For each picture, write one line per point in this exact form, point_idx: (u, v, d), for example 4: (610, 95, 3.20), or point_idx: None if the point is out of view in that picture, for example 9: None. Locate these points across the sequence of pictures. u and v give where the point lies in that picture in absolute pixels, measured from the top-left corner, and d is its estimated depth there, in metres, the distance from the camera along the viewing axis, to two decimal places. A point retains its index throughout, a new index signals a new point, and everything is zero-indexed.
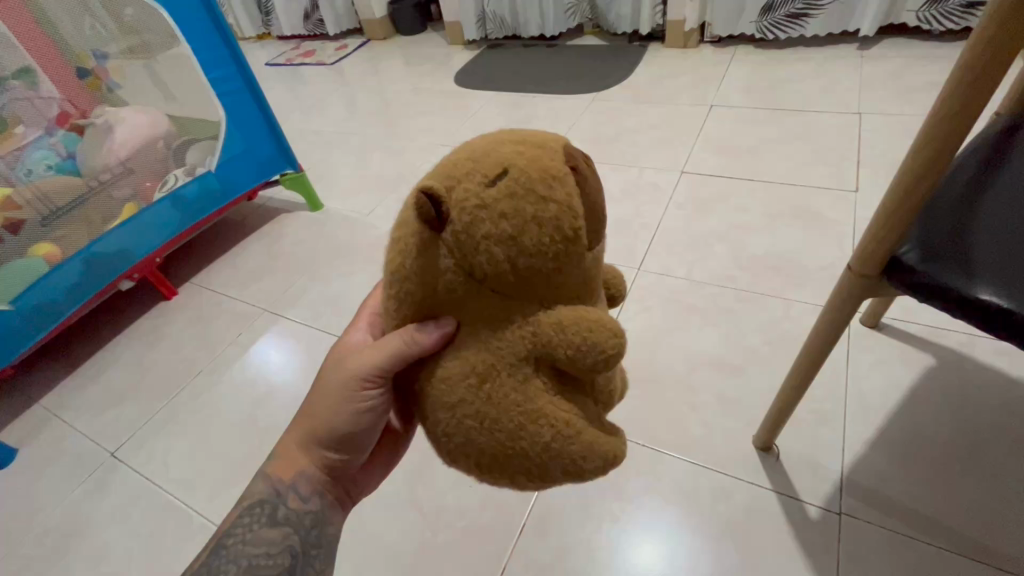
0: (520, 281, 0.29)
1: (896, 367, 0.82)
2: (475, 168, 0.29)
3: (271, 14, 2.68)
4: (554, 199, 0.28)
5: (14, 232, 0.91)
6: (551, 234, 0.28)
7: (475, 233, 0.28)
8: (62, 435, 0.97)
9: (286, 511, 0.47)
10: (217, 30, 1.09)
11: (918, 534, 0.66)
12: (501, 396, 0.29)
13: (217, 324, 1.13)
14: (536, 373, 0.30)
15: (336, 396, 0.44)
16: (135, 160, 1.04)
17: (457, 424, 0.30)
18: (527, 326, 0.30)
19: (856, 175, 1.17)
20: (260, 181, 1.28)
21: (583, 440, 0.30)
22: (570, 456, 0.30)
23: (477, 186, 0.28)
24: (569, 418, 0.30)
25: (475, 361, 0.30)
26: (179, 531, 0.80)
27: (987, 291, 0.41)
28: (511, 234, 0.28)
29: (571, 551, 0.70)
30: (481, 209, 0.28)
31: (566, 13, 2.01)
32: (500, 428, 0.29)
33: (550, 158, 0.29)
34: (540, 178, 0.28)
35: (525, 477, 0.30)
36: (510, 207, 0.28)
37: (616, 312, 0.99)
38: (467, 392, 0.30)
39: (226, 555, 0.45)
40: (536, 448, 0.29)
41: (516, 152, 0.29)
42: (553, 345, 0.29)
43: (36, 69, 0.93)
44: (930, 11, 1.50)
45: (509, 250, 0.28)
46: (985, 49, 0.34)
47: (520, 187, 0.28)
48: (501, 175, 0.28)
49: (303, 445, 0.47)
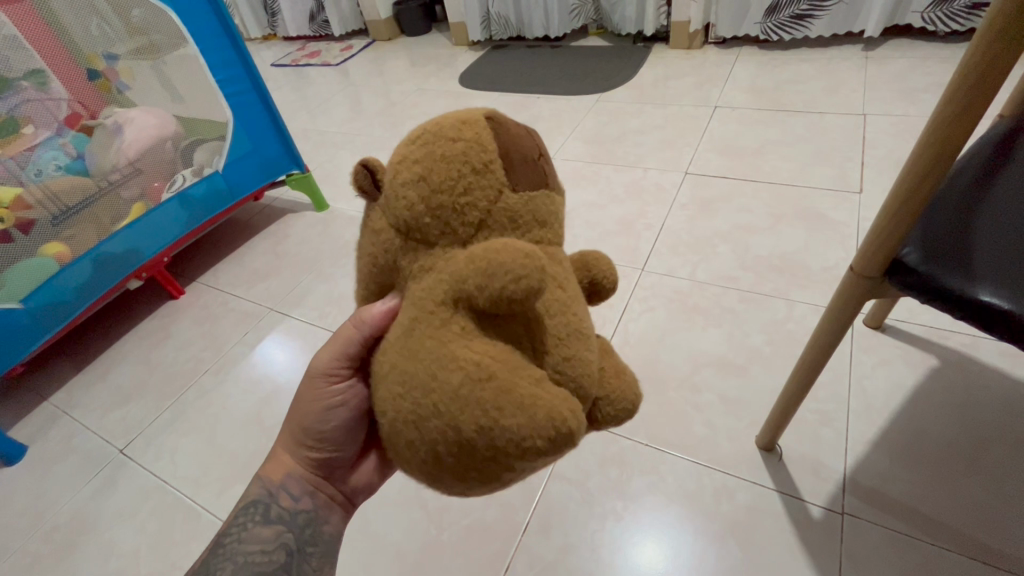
0: (435, 223, 0.31)
1: (898, 368, 0.83)
2: (405, 141, 0.34)
3: (276, 15, 2.70)
4: (461, 138, 0.31)
5: (25, 231, 0.92)
6: (455, 167, 0.30)
7: (395, 185, 0.32)
8: (72, 433, 0.98)
9: (279, 510, 0.47)
10: (225, 31, 1.10)
11: (920, 534, 0.66)
12: (419, 346, 0.30)
13: (224, 323, 1.14)
14: (455, 317, 0.30)
15: (309, 393, 0.46)
16: (143, 161, 1.05)
17: (388, 386, 0.31)
18: (445, 269, 0.31)
19: (860, 177, 1.17)
20: (267, 181, 1.29)
21: (497, 386, 0.28)
22: (481, 406, 0.28)
23: (401, 149, 0.33)
24: (483, 363, 0.28)
25: (405, 318, 0.32)
26: (186, 528, 0.81)
27: (988, 292, 0.41)
28: (420, 175, 0.31)
29: (574, 550, 0.71)
30: (401, 165, 0.32)
31: (570, 14, 2.01)
32: (417, 379, 0.30)
33: (466, 114, 0.32)
34: (451, 127, 0.31)
35: (444, 441, 0.29)
36: (421, 153, 0.31)
37: (620, 312, 0.99)
38: (396, 351, 0.32)
39: (222, 553, 0.45)
40: (448, 396, 0.28)
41: (439, 118, 0.33)
42: (460, 280, 0.29)
43: (47, 70, 0.93)
44: (936, 11, 1.50)
45: (420, 192, 0.31)
46: (985, 53, 0.34)
47: (431, 136, 0.32)
48: (420, 134, 0.33)
49: (291, 447, 0.49)
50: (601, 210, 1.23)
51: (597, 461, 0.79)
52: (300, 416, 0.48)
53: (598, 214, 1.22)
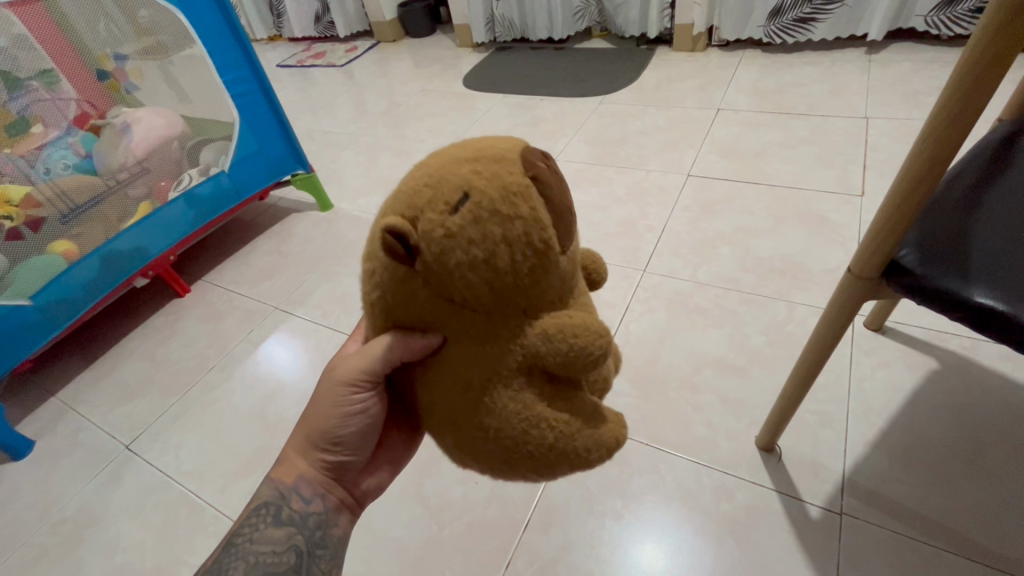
0: (498, 299, 0.32)
1: (899, 370, 0.83)
2: (435, 196, 0.31)
3: (282, 16, 2.72)
4: (519, 215, 0.30)
5: (34, 228, 0.94)
6: (523, 252, 0.31)
7: (447, 261, 0.30)
8: (78, 428, 1.00)
9: (290, 511, 0.48)
10: (233, 32, 1.11)
11: (918, 535, 0.67)
12: (499, 407, 0.33)
13: (229, 321, 1.15)
14: (527, 378, 0.33)
15: (330, 399, 0.46)
16: (150, 160, 1.07)
17: (459, 431, 0.34)
18: (511, 337, 0.32)
19: (862, 179, 1.17)
20: (272, 181, 1.31)
21: (584, 435, 0.34)
22: (570, 448, 0.34)
23: (441, 215, 0.30)
24: (563, 416, 0.34)
25: (465, 376, 0.33)
26: (191, 522, 0.82)
27: (982, 294, 0.42)
28: (484, 258, 0.30)
29: (574, 548, 0.71)
30: (450, 238, 0.30)
31: (574, 17, 2.02)
32: (502, 434, 0.33)
33: (508, 173, 0.31)
34: (502, 198, 0.30)
35: (537, 473, 0.35)
36: (478, 233, 0.30)
37: (622, 313, 1.00)
38: (463, 404, 0.33)
39: (235, 552, 0.46)
40: (543, 448, 0.33)
41: (473, 173, 0.31)
42: (538, 354, 0.32)
43: (57, 71, 0.94)
44: (939, 15, 1.50)
45: (484, 274, 0.31)
46: (981, 56, 0.35)
47: (483, 211, 0.30)
48: (463, 199, 0.30)
49: (303, 450, 0.49)
50: (603, 211, 1.24)
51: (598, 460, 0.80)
52: (315, 420, 0.47)
53: (599, 215, 1.23)
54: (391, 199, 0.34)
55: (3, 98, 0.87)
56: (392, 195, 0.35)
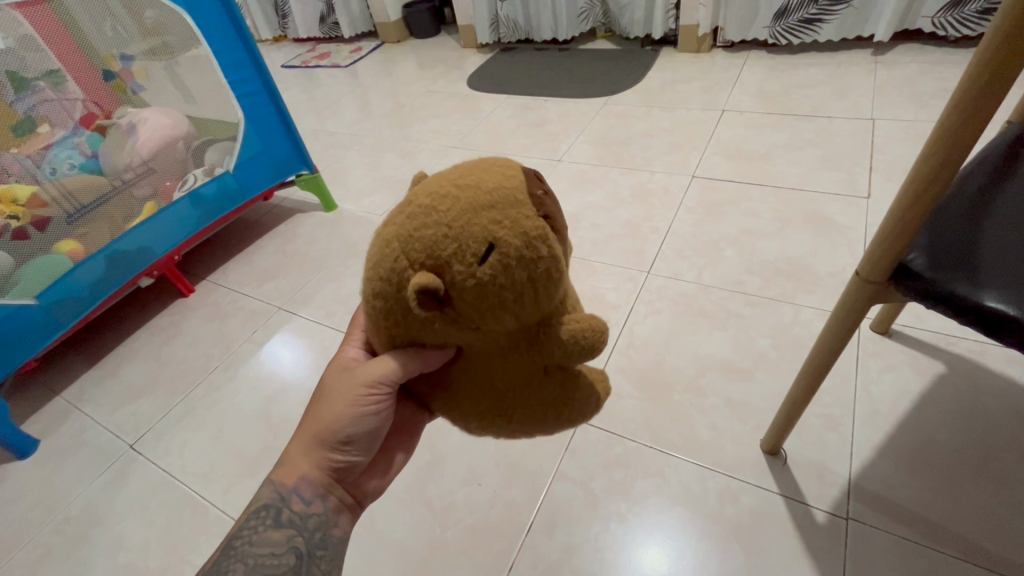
0: (522, 325, 0.35)
1: (906, 374, 0.82)
2: (459, 249, 0.32)
3: (287, 16, 2.73)
4: (542, 257, 0.32)
5: (40, 228, 0.94)
6: (544, 286, 0.33)
7: (478, 304, 0.33)
8: (83, 427, 1.00)
9: (290, 513, 0.48)
10: (237, 32, 1.12)
11: (926, 540, 0.66)
12: (522, 400, 0.38)
13: (233, 321, 1.15)
14: (544, 374, 0.38)
15: (343, 399, 0.46)
16: (156, 160, 1.07)
17: (487, 421, 0.39)
18: (530, 350, 0.36)
19: (868, 181, 1.17)
20: (276, 181, 1.31)
21: (589, 402, 0.41)
22: (580, 417, 0.41)
23: (470, 266, 0.32)
24: (576, 396, 0.39)
25: (491, 381, 0.38)
26: (195, 522, 0.82)
27: (992, 297, 0.41)
28: (513, 299, 0.33)
29: (578, 550, 0.71)
30: (481, 287, 0.32)
31: (578, 17, 2.01)
32: (527, 419, 0.39)
33: (526, 217, 0.32)
34: (525, 245, 0.32)
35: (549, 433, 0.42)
36: (506, 279, 0.32)
37: (627, 314, 0.99)
38: (489, 402, 0.38)
39: (233, 554, 0.45)
40: (557, 421, 0.40)
41: (495, 222, 0.32)
42: (558, 360, 0.36)
43: (63, 70, 0.94)
44: (947, 16, 1.49)
45: (513, 310, 0.33)
46: (991, 57, 0.34)
47: (511, 260, 0.32)
48: (489, 250, 0.32)
49: (307, 451, 0.48)
50: (608, 212, 1.23)
51: (602, 462, 0.79)
52: (324, 422, 0.47)
53: (604, 216, 1.22)
54: (400, 240, 0.34)
55: (9, 97, 0.87)
56: (399, 235, 0.34)
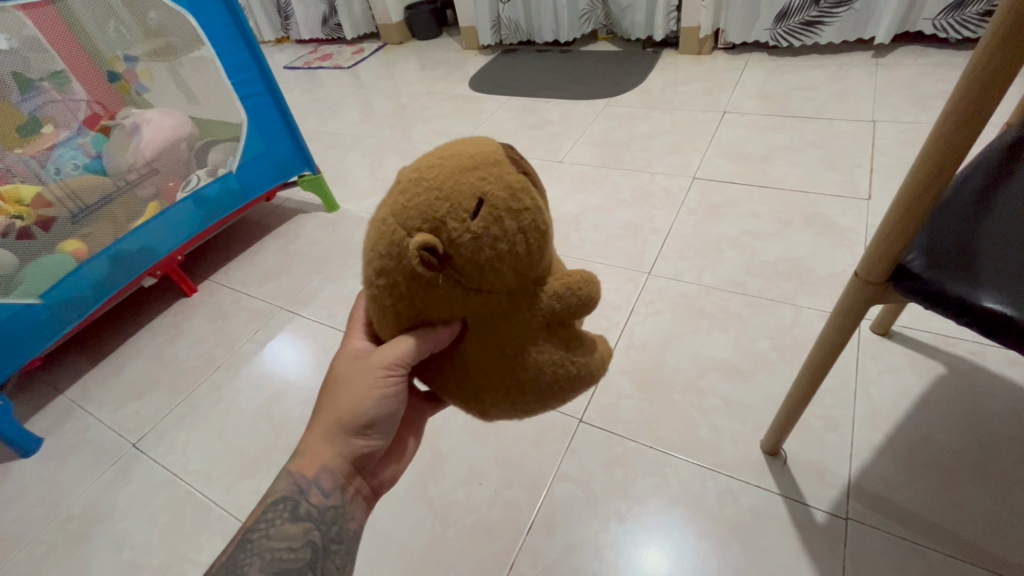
0: (519, 279, 0.36)
1: (906, 375, 0.83)
2: (452, 206, 0.33)
3: (290, 18, 2.74)
4: (527, 207, 0.34)
5: (45, 228, 0.95)
6: (534, 237, 0.35)
7: (476, 259, 0.34)
8: (86, 426, 1.00)
9: (308, 506, 0.47)
10: (240, 34, 1.13)
11: (925, 541, 0.66)
12: (532, 363, 0.38)
13: (236, 321, 1.16)
14: (548, 334, 0.38)
15: (361, 383, 0.46)
16: (160, 160, 1.07)
17: (498, 392, 0.39)
18: (530, 307, 0.37)
19: (868, 183, 1.17)
20: (280, 181, 1.32)
21: (594, 362, 0.41)
22: (588, 376, 0.41)
23: (464, 221, 0.33)
24: (581, 353, 0.40)
25: (499, 347, 0.38)
26: (197, 519, 0.82)
27: (990, 299, 0.41)
28: (508, 250, 0.34)
29: (577, 550, 0.71)
30: (477, 240, 0.33)
31: (580, 19, 2.02)
32: (538, 382, 0.39)
33: (507, 172, 0.34)
34: (511, 196, 0.34)
35: (561, 402, 0.41)
36: (499, 231, 0.33)
37: (627, 315, 1.00)
38: (500, 371, 0.38)
39: (250, 548, 0.45)
40: (568, 381, 0.40)
41: (480, 178, 0.34)
42: (558, 314, 0.37)
43: (67, 72, 0.95)
44: (947, 19, 1.50)
45: (509, 263, 0.35)
46: (988, 61, 0.35)
47: (499, 211, 0.33)
48: (478, 205, 0.33)
49: (327, 440, 0.48)
50: (608, 214, 1.24)
51: (603, 462, 0.80)
52: (342, 410, 0.47)
53: (605, 218, 1.23)
54: (396, 214, 0.36)
55: (15, 99, 0.87)
56: (394, 211, 0.36)
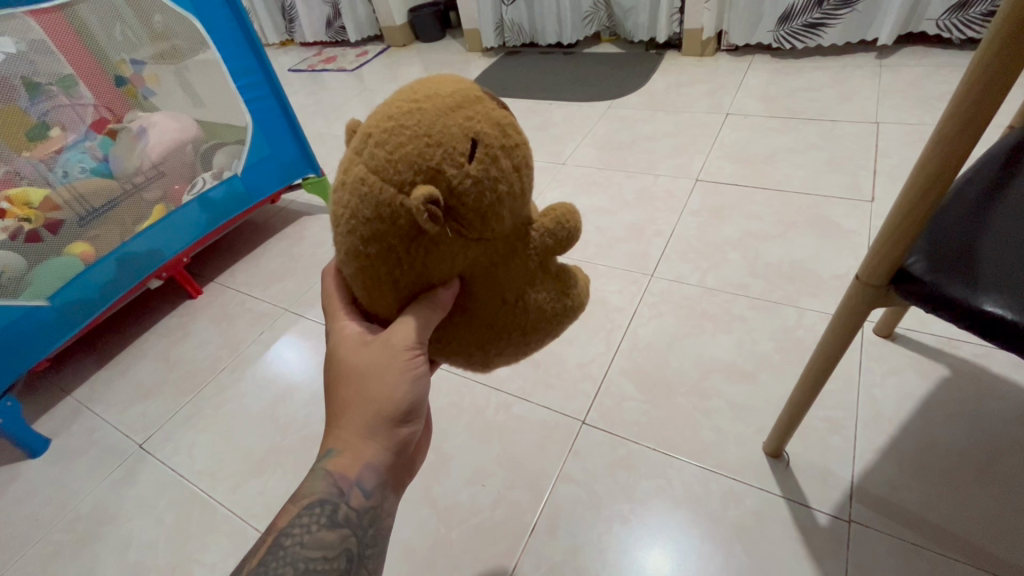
0: (512, 222, 0.39)
1: (910, 377, 0.83)
2: (445, 151, 0.34)
3: (295, 21, 2.76)
4: (513, 143, 0.37)
5: (53, 231, 0.96)
6: (521, 172, 0.38)
7: (478, 204, 0.36)
8: (93, 427, 1.01)
9: (347, 511, 0.44)
10: (246, 38, 1.13)
11: (927, 543, 0.66)
12: (533, 302, 0.42)
13: (241, 323, 1.17)
14: (541, 273, 0.42)
15: (391, 369, 0.42)
16: (166, 163, 1.08)
17: (503, 338, 0.43)
18: (523, 248, 0.41)
19: (872, 185, 1.17)
20: (284, 184, 1.33)
21: (580, 293, 0.46)
22: (577, 307, 0.46)
23: (461, 162, 0.35)
24: (570, 285, 0.44)
25: (501, 294, 0.41)
26: (203, 520, 0.83)
27: (991, 302, 0.42)
28: (504, 191, 0.37)
29: (580, 551, 0.72)
30: (478, 184, 0.35)
31: (583, 21, 2.03)
32: (538, 319, 0.43)
33: (489, 111, 0.37)
34: (499, 134, 0.37)
35: (555, 334, 0.46)
36: (495, 170, 0.36)
37: (630, 317, 1.00)
38: (503, 318, 0.42)
39: (283, 556, 0.41)
40: (561, 313, 0.44)
41: (467, 120, 0.35)
42: (548, 249, 0.42)
43: (75, 76, 0.96)
44: (951, 19, 1.49)
45: (507, 204, 0.38)
46: (986, 68, 0.35)
47: (492, 150, 0.36)
48: (473, 145, 0.35)
49: (369, 434, 0.44)
50: (612, 215, 1.24)
51: (606, 463, 0.80)
52: (379, 399, 0.43)
53: (608, 220, 1.23)
54: (379, 170, 0.35)
55: (24, 104, 0.89)
56: (377, 167, 0.36)
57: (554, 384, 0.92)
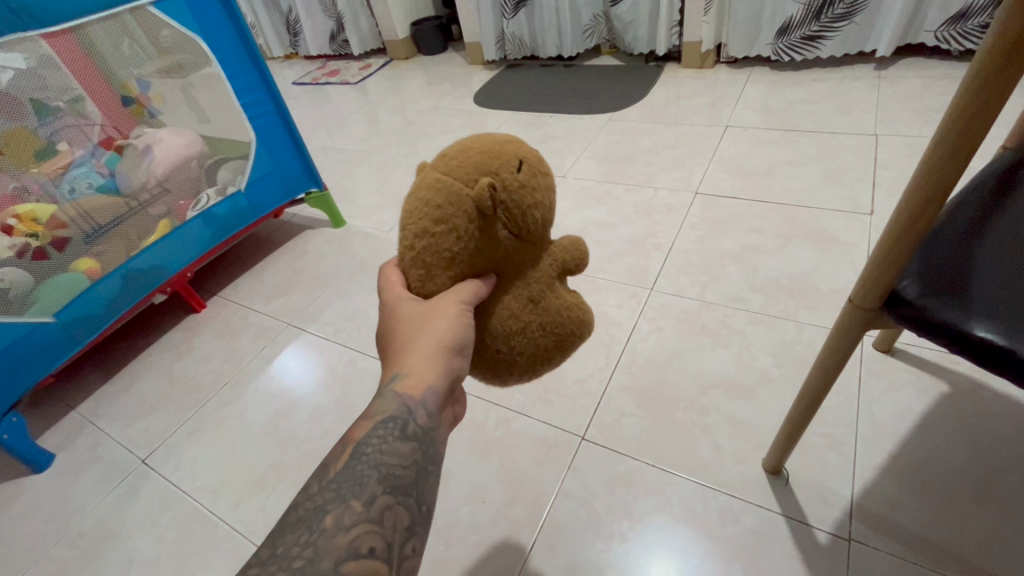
0: (543, 232, 0.44)
1: (909, 393, 0.82)
2: (503, 161, 0.41)
3: (298, 35, 2.79)
4: (549, 174, 0.44)
5: (60, 247, 0.97)
6: (553, 195, 0.44)
7: (522, 205, 0.41)
8: (96, 443, 1.02)
9: (417, 426, 0.40)
10: (251, 57, 1.16)
11: (928, 562, 0.66)
12: (553, 305, 0.44)
13: (244, 337, 1.18)
14: (560, 284, 0.45)
15: (445, 315, 0.41)
16: (171, 180, 1.10)
17: (524, 337, 0.43)
18: (546, 259, 0.45)
19: (870, 198, 1.17)
20: (286, 199, 1.34)
21: (590, 315, 0.47)
22: (587, 325, 0.46)
23: (514, 171, 0.41)
24: (585, 303, 0.47)
25: (528, 290, 0.43)
26: (205, 536, 0.84)
27: (982, 327, 0.42)
28: (540, 202, 0.42)
29: (579, 569, 0.72)
30: (524, 188, 0.41)
31: (584, 34, 2.05)
32: (557, 322, 0.44)
33: (532, 148, 0.44)
34: (540, 162, 0.43)
35: (567, 350, 0.46)
36: (537, 184, 0.42)
37: (628, 332, 1.00)
38: (528, 315, 0.43)
39: (360, 463, 0.38)
40: (576, 325, 0.45)
41: (517, 147, 0.43)
42: (566, 264, 0.45)
43: (86, 97, 0.97)
44: (949, 31, 1.50)
45: (542, 213, 0.43)
46: (970, 103, 0.36)
47: (535, 170, 0.42)
48: (521, 164, 0.42)
49: (433, 360, 0.41)
50: (611, 229, 1.25)
51: (605, 480, 0.80)
52: (434, 337, 0.41)
53: (608, 233, 1.24)
54: (450, 172, 0.41)
55: (31, 123, 0.90)
56: (445, 172, 0.41)
57: (552, 400, 0.92)
